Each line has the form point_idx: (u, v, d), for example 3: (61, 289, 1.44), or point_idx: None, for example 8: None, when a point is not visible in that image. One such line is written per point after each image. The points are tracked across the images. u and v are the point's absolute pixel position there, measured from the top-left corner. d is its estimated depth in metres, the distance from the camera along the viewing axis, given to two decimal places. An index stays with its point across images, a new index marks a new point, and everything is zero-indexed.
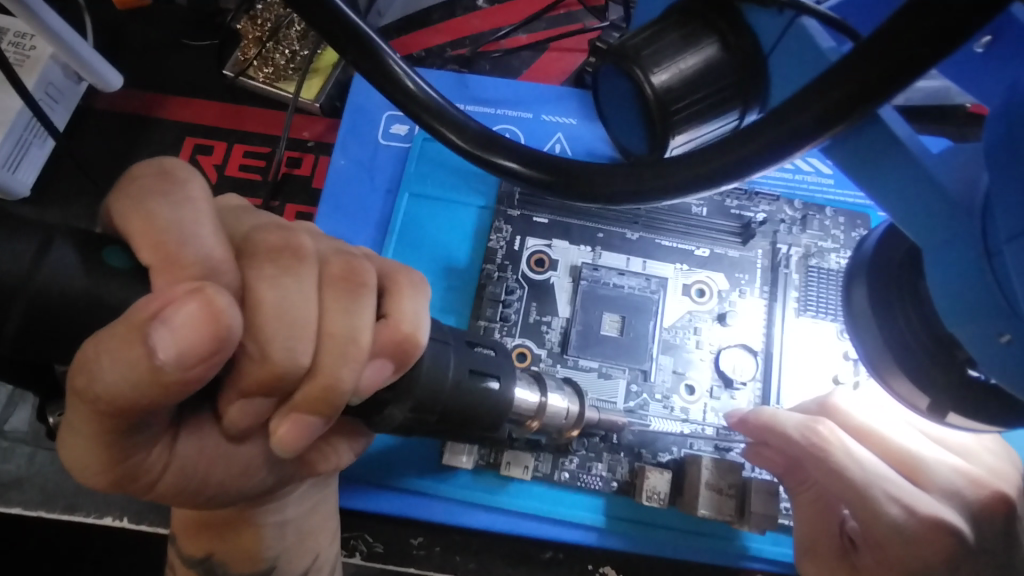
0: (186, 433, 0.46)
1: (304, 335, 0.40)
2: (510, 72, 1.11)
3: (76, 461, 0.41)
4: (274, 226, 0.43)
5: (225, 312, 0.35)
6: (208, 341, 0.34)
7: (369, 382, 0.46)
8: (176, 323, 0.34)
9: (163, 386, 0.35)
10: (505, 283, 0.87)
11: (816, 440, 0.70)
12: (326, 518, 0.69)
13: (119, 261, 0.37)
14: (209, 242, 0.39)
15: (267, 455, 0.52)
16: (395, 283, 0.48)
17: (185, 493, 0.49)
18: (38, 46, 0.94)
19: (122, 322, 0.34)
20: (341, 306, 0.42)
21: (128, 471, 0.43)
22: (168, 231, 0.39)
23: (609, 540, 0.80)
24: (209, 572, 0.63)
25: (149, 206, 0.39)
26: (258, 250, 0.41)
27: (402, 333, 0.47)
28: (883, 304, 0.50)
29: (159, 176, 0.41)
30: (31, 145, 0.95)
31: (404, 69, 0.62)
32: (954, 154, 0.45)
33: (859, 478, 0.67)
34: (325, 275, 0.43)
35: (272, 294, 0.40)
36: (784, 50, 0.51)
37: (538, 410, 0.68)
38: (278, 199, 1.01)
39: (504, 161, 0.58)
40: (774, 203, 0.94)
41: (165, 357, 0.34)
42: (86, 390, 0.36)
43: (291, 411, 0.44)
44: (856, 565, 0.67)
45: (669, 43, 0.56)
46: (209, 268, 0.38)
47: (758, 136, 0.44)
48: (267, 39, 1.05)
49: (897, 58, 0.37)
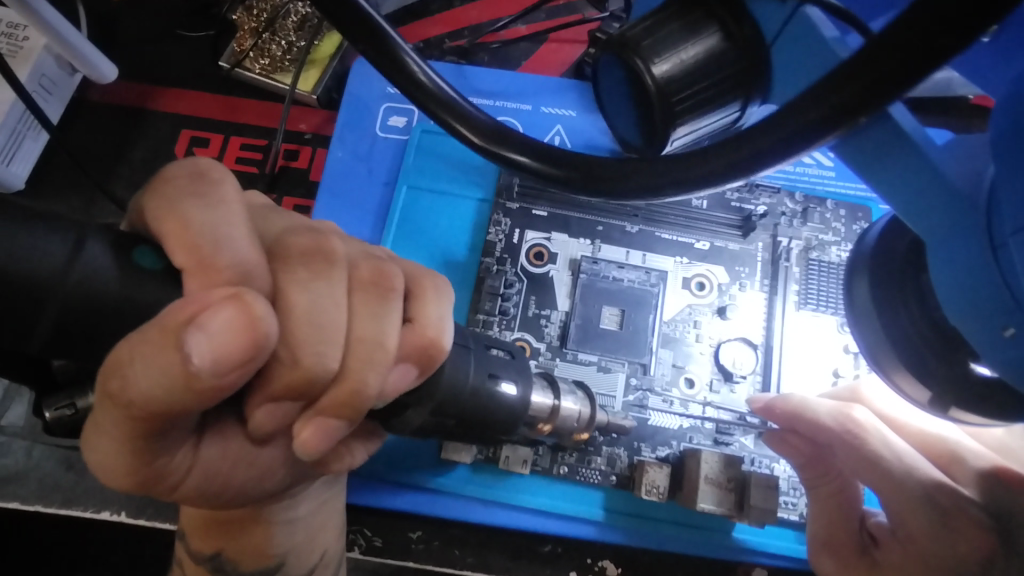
0: (209, 436, 0.46)
1: (333, 340, 0.40)
2: (509, 64, 1.10)
3: (102, 462, 0.41)
4: (305, 229, 0.43)
5: (263, 318, 0.35)
6: (245, 348, 0.34)
7: (395, 386, 0.46)
8: (214, 329, 0.33)
9: (195, 392, 0.34)
10: (505, 276, 0.87)
11: (853, 427, 0.70)
12: (331, 513, 0.69)
13: (150, 261, 0.37)
14: (243, 246, 0.38)
15: (286, 456, 0.53)
16: (420, 286, 0.48)
17: (206, 494, 0.48)
18: (32, 36, 0.93)
19: (156, 325, 0.33)
20: (370, 310, 0.42)
21: (154, 474, 0.42)
22: (203, 234, 0.38)
23: (607, 534, 0.80)
24: (219, 569, 0.63)
25: (184, 208, 0.39)
26: (291, 253, 0.40)
27: (427, 338, 0.46)
28: (884, 295, 0.50)
29: (193, 178, 0.41)
30: (25, 137, 0.94)
31: (417, 64, 0.61)
32: (959, 146, 0.45)
33: (898, 468, 0.67)
34: (354, 279, 0.42)
35: (304, 297, 0.39)
36: (791, 42, 0.50)
37: (550, 413, 0.69)
38: (276, 191, 1.00)
39: (514, 156, 0.58)
40: (775, 195, 0.94)
41: (201, 363, 0.33)
42: (118, 394, 0.35)
43: (317, 415, 0.43)
44: (878, 561, 0.69)
45: (670, 33, 0.55)
46: (242, 273, 0.38)
47: (775, 130, 0.43)
48: (263, 31, 1.04)
49: (923, 45, 0.37)
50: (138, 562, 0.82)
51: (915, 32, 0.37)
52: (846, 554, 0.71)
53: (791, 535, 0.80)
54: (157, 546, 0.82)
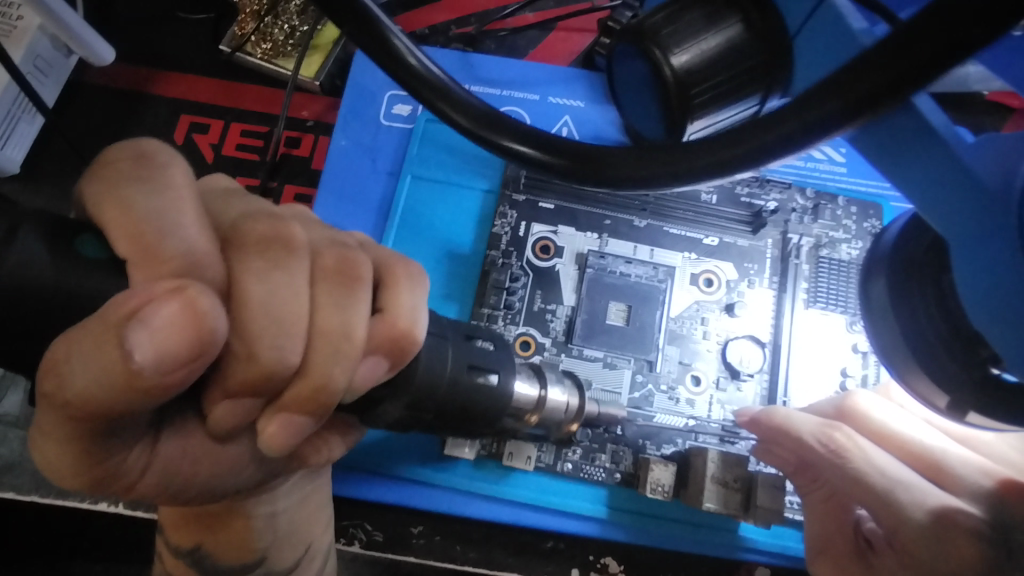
0: (169, 432, 0.44)
1: (294, 332, 0.39)
2: (516, 52, 1.08)
3: (48, 463, 0.38)
4: (263, 213, 0.41)
5: (209, 314, 0.33)
6: (189, 344, 0.33)
7: (363, 379, 0.44)
8: (157, 324, 0.32)
9: (139, 392, 0.33)
10: (510, 270, 0.85)
11: (834, 447, 0.70)
12: (315, 507, 0.68)
13: (93, 251, 0.35)
14: (193, 234, 0.37)
15: (254, 452, 0.50)
16: (391, 273, 0.47)
17: (167, 493, 0.46)
18: (26, 15, 0.90)
19: (97, 320, 0.31)
20: (333, 300, 0.41)
21: (105, 473, 0.41)
22: (148, 220, 0.36)
23: (611, 532, 0.79)
24: (197, 563, 0.62)
25: (126, 193, 0.37)
26: (246, 240, 0.38)
27: (399, 329, 0.45)
28: (901, 295, 0.49)
29: (136, 161, 0.38)
30: (19, 119, 0.92)
31: (408, 48, 0.59)
32: (990, 141, 0.43)
33: (880, 483, 0.67)
34: (316, 268, 0.41)
35: (259, 287, 0.37)
36: (813, 32, 0.48)
37: (536, 405, 0.67)
38: (277, 178, 0.99)
39: (517, 146, 0.56)
40: (786, 191, 0.92)
41: (143, 360, 0.31)
42: (53, 394, 0.34)
43: (279, 411, 0.42)
44: (874, 566, 0.66)
45: (691, 21, 0.54)
46: (190, 263, 0.36)
47: (786, 120, 0.42)
48: (265, 14, 1.01)
49: (948, 36, 0.35)
50: (135, 552, 0.81)
51: (936, 33, 0.36)
52: (845, 560, 0.69)
53: (794, 535, 0.80)
54: (154, 537, 0.82)
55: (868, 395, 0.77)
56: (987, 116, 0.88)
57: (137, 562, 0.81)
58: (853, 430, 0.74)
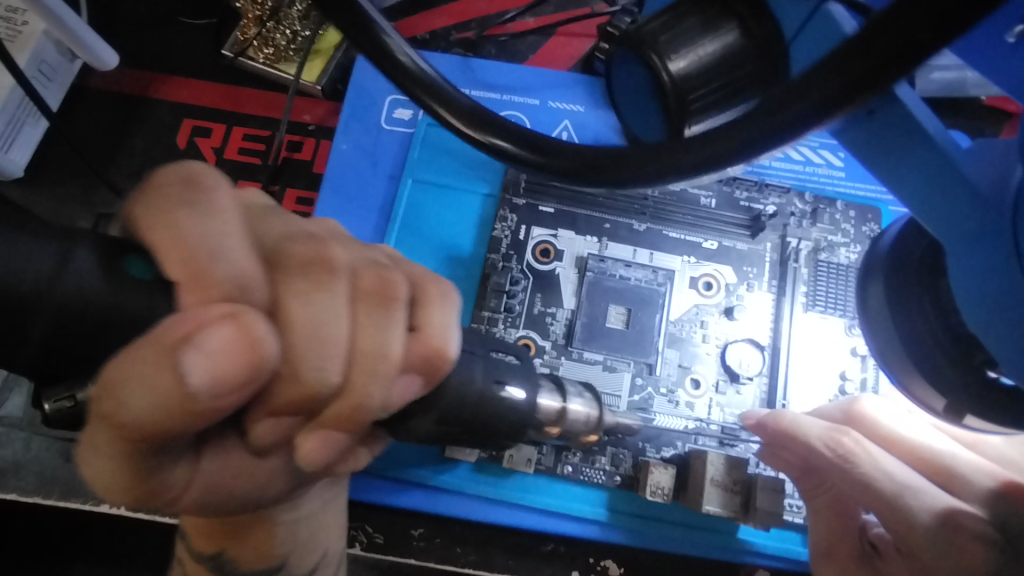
0: (210, 452, 0.44)
1: (334, 353, 0.37)
2: (517, 56, 1.08)
3: (100, 480, 0.38)
4: (304, 235, 0.40)
5: (263, 339, 0.33)
6: (243, 370, 0.32)
7: (398, 398, 0.44)
8: (212, 349, 0.31)
9: (192, 414, 0.33)
10: (510, 273, 0.86)
11: (843, 452, 0.69)
12: (335, 513, 0.69)
13: (141, 271, 0.34)
14: (239, 258, 0.36)
15: (290, 466, 0.50)
16: (424, 292, 0.45)
17: (207, 505, 0.47)
18: (30, 21, 0.91)
19: (152, 343, 0.31)
20: (372, 321, 0.39)
21: (152, 488, 0.40)
22: (201, 247, 0.35)
23: (611, 534, 0.79)
24: (220, 569, 0.62)
25: (175, 215, 0.35)
26: (290, 264, 0.37)
27: (432, 347, 0.43)
28: (899, 299, 0.49)
29: (184, 185, 0.37)
30: (24, 124, 0.93)
31: (403, 50, 0.59)
32: (985, 147, 0.44)
33: (889, 488, 0.66)
34: (356, 289, 0.39)
35: (303, 311, 0.36)
36: (807, 39, 0.49)
37: (559, 415, 0.67)
38: (279, 182, 0.99)
39: (516, 151, 0.56)
40: (784, 195, 0.92)
41: (197, 384, 0.31)
42: (111, 415, 0.33)
43: (319, 426, 0.41)
44: (880, 568, 0.68)
45: (689, 27, 0.54)
46: (237, 287, 0.35)
47: (798, 135, 0.42)
48: (267, 19, 1.03)
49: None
50: (137, 553, 0.82)
51: (927, 40, 0.36)
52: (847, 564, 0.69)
53: (795, 538, 0.80)
54: (156, 538, 0.82)
55: (873, 400, 0.77)
56: (984, 121, 0.89)
57: (140, 564, 0.82)
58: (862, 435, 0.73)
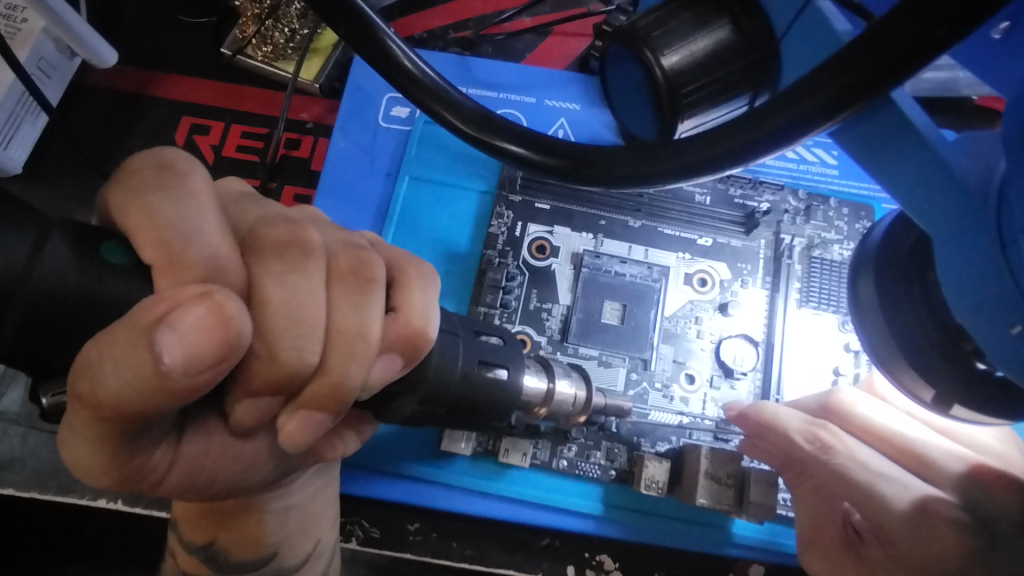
0: (191, 431, 0.45)
1: (312, 334, 0.39)
2: (513, 55, 1.09)
3: (76, 461, 0.39)
4: (279, 218, 0.42)
5: (236, 318, 0.34)
6: (217, 348, 0.33)
7: (379, 377, 0.45)
8: (185, 329, 0.33)
9: (167, 392, 0.34)
10: (506, 269, 0.86)
11: (819, 444, 0.72)
12: (325, 504, 0.69)
13: (117, 257, 0.36)
14: (215, 239, 0.37)
15: (272, 449, 0.51)
16: (403, 274, 0.47)
17: (192, 489, 0.48)
18: (30, 18, 0.91)
19: (126, 324, 0.32)
20: (350, 302, 0.41)
21: (131, 472, 0.41)
22: (171, 229, 0.37)
23: (606, 528, 0.80)
24: (211, 559, 0.63)
25: (149, 201, 0.38)
26: (265, 245, 0.39)
27: (412, 328, 0.46)
28: (889, 291, 0.50)
29: (159, 170, 0.39)
30: (23, 121, 0.93)
31: (402, 51, 0.61)
32: (970, 141, 0.45)
33: (862, 478, 0.69)
34: (331, 269, 0.41)
35: (279, 291, 0.38)
36: (798, 35, 0.50)
37: (545, 397, 0.68)
38: (276, 180, 1.00)
39: (508, 146, 0.58)
40: (778, 193, 0.93)
41: (172, 361, 0.33)
42: (87, 396, 0.35)
43: (299, 407, 0.42)
44: (864, 557, 0.67)
45: (681, 24, 0.55)
46: (213, 268, 0.37)
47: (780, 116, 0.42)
48: (265, 17, 1.03)
49: (916, 36, 0.37)
50: (133, 550, 0.82)
51: (919, 24, 0.37)
52: (832, 551, 0.69)
53: (788, 532, 0.80)
54: (152, 534, 0.82)
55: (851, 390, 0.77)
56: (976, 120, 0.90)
57: (135, 559, 0.82)
58: (839, 428, 0.74)
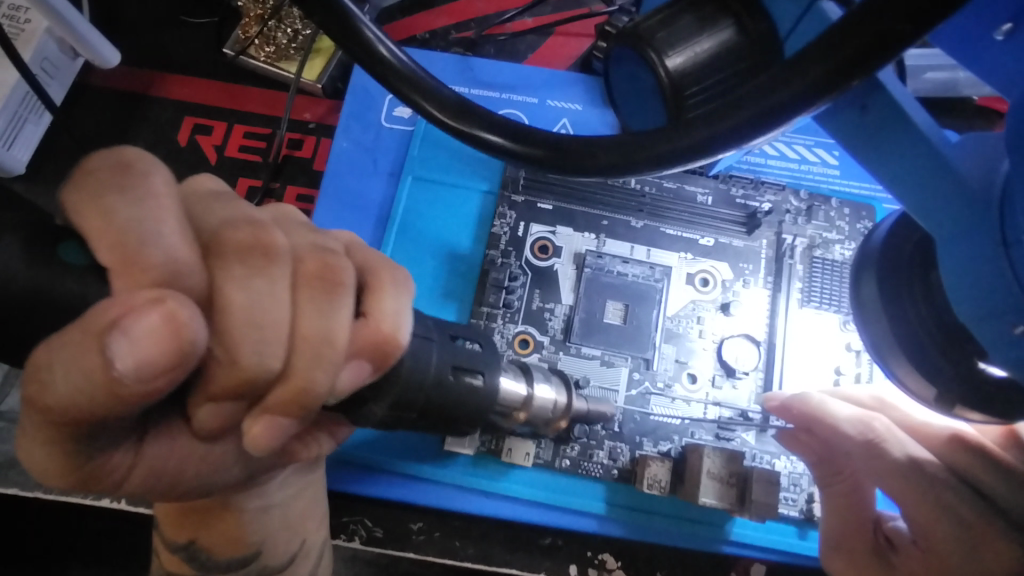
0: (154, 435, 0.45)
1: (274, 338, 0.38)
2: (517, 56, 1.09)
3: (31, 463, 0.40)
4: (244, 220, 0.39)
5: (190, 326, 0.32)
6: (169, 356, 0.32)
7: (347, 382, 0.45)
8: (137, 335, 0.31)
9: (119, 398, 0.33)
10: (508, 269, 0.86)
11: (873, 435, 0.68)
12: (313, 500, 0.69)
13: (75, 256, 0.34)
14: (174, 241, 0.35)
15: (238, 451, 0.52)
16: (375, 278, 0.46)
17: (158, 490, 0.48)
18: (34, 19, 0.92)
19: (78, 326, 0.32)
20: (316, 307, 0.39)
21: (89, 474, 0.42)
22: (128, 228, 0.34)
23: (608, 527, 0.80)
24: (193, 558, 0.63)
25: (106, 201, 0.35)
26: (226, 247, 0.37)
27: (382, 332, 0.45)
28: (891, 291, 0.50)
29: (116, 169, 0.35)
30: (26, 121, 0.93)
31: (376, 37, 0.60)
32: (974, 141, 0.45)
33: (911, 479, 0.64)
34: (298, 273, 0.40)
35: (242, 295, 0.36)
36: (801, 36, 0.51)
37: (525, 402, 0.68)
38: (279, 180, 1.00)
39: (484, 134, 0.57)
40: (780, 193, 0.94)
41: (123, 368, 0.32)
42: (37, 399, 0.34)
43: (264, 412, 0.42)
44: (895, 565, 0.65)
45: (684, 25, 0.55)
46: (172, 271, 0.34)
47: (781, 125, 0.43)
48: (269, 18, 1.03)
49: None
50: (136, 551, 0.82)
51: (926, 27, 0.36)
52: (859, 558, 0.68)
53: (789, 530, 0.81)
54: None
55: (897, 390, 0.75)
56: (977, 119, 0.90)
57: (137, 560, 0.82)
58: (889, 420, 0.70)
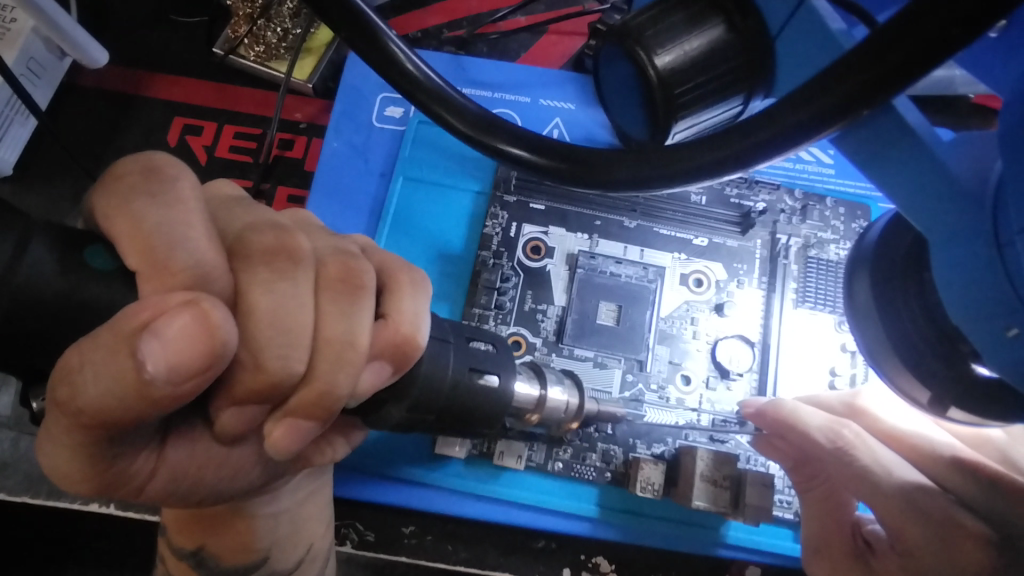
0: (175, 437, 0.44)
1: (298, 344, 0.38)
2: (508, 54, 1.09)
3: (53, 469, 0.38)
4: (268, 224, 0.40)
5: (221, 327, 0.33)
6: (202, 357, 0.33)
7: (368, 384, 0.45)
8: (170, 336, 0.32)
9: (149, 401, 0.33)
10: (501, 270, 0.86)
11: (841, 443, 0.68)
12: (320, 508, 0.68)
13: (102, 262, 0.35)
14: (200, 246, 0.36)
15: (260, 455, 0.51)
16: (395, 281, 0.47)
17: (176, 495, 0.47)
18: (20, 18, 0.91)
19: (110, 330, 0.32)
20: (338, 309, 0.40)
21: (112, 479, 0.41)
22: (157, 234, 0.36)
23: (602, 530, 0.80)
24: (202, 565, 0.62)
25: (136, 207, 0.36)
26: (252, 252, 0.38)
27: (401, 335, 0.45)
28: (886, 292, 0.49)
29: (145, 174, 0.38)
30: (13, 121, 0.92)
31: (404, 53, 0.60)
32: (966, 141, 0.44)
33: (886, 486, 0.64)
34: (321, 277, 0.40)
35: (267, 299, 0.37)
36: (793, 34, 0.49)
37: (537, 403, 0.68)
38: (269, 181, 0.99)
39: (506, 147, 0.57)
40: (774, 192, 0.93)
41: (155, 370, 0.32)
42: (66, 402, 0.34)
43: (286, 415, 0.42)
44: (873, 567, 0.65)
45: (674, 23, 0.54)
46: (200, 275, 0.36)
47: (772, 125, 0.42)
48: (258, 16, 1.02)
49: (929, 37, 0.36)
50: (127, 555, 0.81)
51: (922, 26, 0.36)
52: (838, 560, 0.68)
53: (784, 533, 0.80)
54: (146, 538, 0.81)
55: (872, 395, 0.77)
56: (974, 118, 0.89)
57: (128, 564, 0.81)
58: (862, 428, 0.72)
